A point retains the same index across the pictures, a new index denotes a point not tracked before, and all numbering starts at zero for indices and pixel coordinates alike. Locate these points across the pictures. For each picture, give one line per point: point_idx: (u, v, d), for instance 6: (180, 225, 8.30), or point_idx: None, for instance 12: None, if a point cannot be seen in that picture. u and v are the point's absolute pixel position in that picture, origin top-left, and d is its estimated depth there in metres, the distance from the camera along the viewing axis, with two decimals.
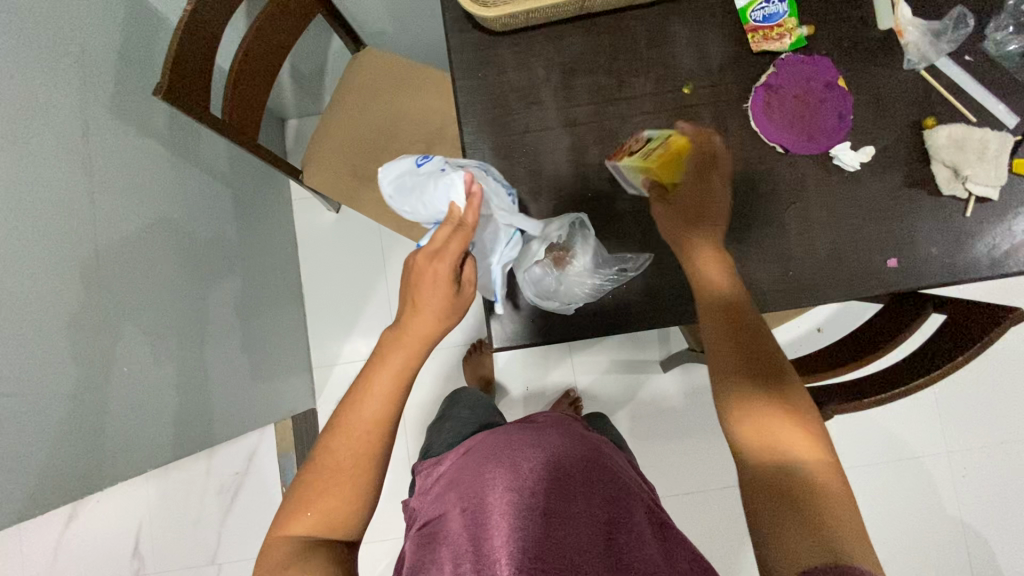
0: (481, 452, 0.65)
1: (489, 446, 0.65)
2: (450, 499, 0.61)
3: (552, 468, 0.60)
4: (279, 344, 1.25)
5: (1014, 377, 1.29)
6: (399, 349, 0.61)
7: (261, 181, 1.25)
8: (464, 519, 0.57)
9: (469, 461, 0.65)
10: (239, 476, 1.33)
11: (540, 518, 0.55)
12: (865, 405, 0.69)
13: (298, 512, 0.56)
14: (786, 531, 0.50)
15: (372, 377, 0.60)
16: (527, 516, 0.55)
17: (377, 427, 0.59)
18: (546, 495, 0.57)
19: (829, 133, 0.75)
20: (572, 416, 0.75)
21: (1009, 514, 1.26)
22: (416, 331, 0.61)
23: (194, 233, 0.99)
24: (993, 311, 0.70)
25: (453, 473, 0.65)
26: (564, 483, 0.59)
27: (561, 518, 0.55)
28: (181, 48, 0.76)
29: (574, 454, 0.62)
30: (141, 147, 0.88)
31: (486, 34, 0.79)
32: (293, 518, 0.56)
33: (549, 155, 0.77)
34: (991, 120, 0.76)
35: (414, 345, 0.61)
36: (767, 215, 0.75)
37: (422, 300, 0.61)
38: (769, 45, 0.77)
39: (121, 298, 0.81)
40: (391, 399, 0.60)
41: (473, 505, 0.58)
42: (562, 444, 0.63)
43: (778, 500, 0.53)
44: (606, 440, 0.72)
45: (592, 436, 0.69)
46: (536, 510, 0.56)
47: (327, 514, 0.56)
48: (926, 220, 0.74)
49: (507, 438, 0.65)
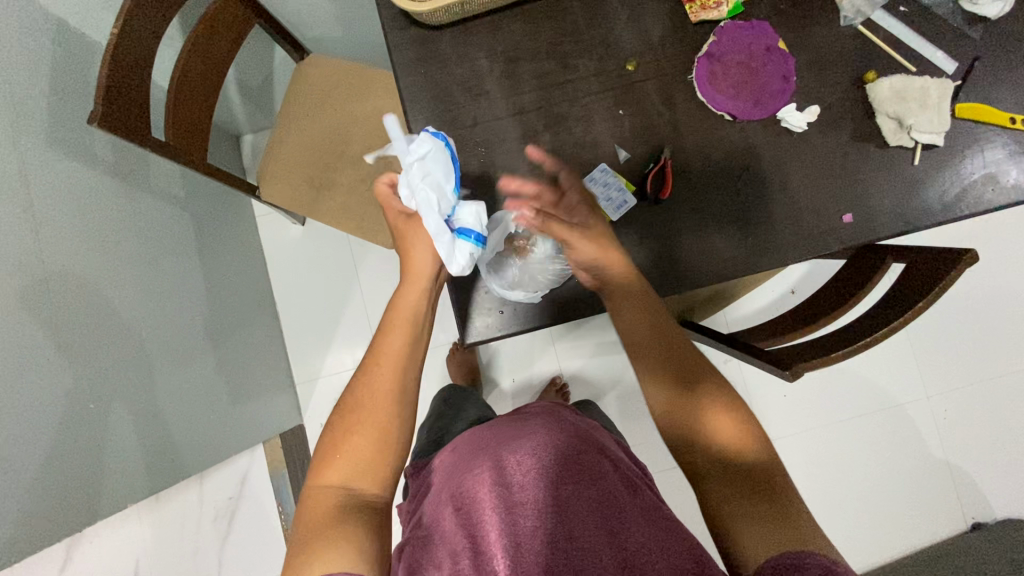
0: (471, 446, 0.66)
1: (482, 440, 0.66)
2: (444, 498, 0.62)
3: (541, 457, 0.59)
4: (258, 363, 1.23)
5: (982, 315, 1.33)
6: (410, 289, 0.70)
7: (219, 201, 1.22)
8: (457, 517, 0.58)
9: (461, 456, 0.66)
10: (233, 501, 1.32)
11: (530, 509, 0.55)
12: (830, 360, 0.71)
13: (330, 464, 0.60)
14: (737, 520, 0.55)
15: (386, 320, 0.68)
16: (517, 510, 0.55)
17: (396, 359, 0.65)
18: (535, 485, 0.57)
19: (774, 96, 0.76)
20: (562, 405, 0.78)
21: (989, 450, 1.30)
22: (418, 269, 0.70)
23: (152, 261, 0.97)
24: (946, 255, 0.72)
25: (447, 472, 0.66)
26: (553, 469, 0.58)
27: (550, 506, 0.55)
28: (113, 73, 0.74)
29: (562, 439, 0.62)
30: (84, 179, 0.86)
31: (425, 30, 0.78)
32: (328, 470, 0.60)
33: (501, 146, 0.77)
34: (931, 67, 0.77)
35: (418, 282, 0.70)
36: (722, 186, 0.76)
37: (414, 249, 0.70)
38: (707, 14, 0.77)
39: (74, 332, 0.79)
40: (406, 330, 0.67)
41: (464, 502, 0.58)
42: (550, 430, 0.63)
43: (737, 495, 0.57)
44: (595, 425, 0.74)
45: (579, 420, 0.70)
46: (525, 504, 0.56)
47: (354, 458, 0.60)
48: (876, 171, 0.75)
49: (498, 432, 0.66)
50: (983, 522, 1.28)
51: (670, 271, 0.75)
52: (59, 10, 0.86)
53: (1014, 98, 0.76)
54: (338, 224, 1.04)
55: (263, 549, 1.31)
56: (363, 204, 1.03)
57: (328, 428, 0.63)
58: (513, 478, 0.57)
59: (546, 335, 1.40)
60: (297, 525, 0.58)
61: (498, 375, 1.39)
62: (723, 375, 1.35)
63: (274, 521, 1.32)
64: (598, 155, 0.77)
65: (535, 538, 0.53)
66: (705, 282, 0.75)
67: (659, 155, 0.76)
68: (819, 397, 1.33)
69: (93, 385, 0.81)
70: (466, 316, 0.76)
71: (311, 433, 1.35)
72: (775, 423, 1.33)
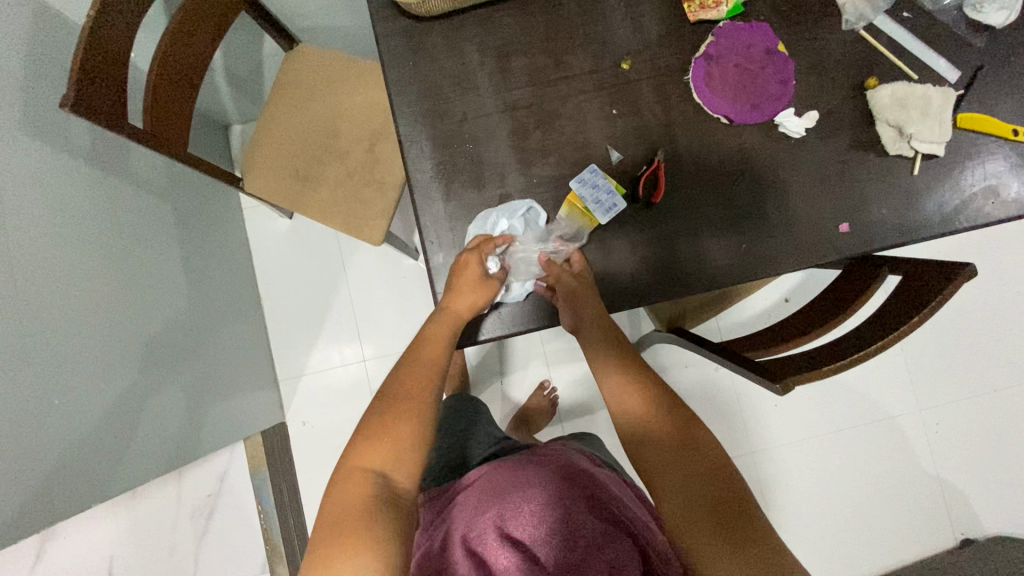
0: (481, 488, 0.63)
1: (490, 484, 0.62)
2: (450, 539, 0.58)
3: (559, 513, 0.56)
4: (238, 359, 1.20)
5: (977, 329, 1.31)
6: (444, 320, 0.70)
7: (204, 192, 1.19)
8: (468, 565, 0.54)
9: (468, 499, 0.62)
10: (212, 498, 1.29)
11: (546, 568, 0.52)
12: (821, 374, 0.69)
13: (367, 450, 0.58)
14: (706, 546, 0.53)
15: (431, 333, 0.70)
16: (530, 564, 0.52)
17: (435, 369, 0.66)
18: (549, 542, 0.54)
19: (772, 100, 0.74)
20: (571, 448, 0.75)
21: (980, 465, 1.28)
22: (455, 308, 0.70)
23: (128, 251, 0.94)
24: (945, 269, 0.70)
25: (452, 512, 0.63)
26: (567, 521, 0.55)
27: (566, 568, 0.52)
28: (89, 55, 0.71)
29: (582, 499, 0.59)
30: (59, 164, 0.83)
31: (415, 21, 0.75)
32: (364, 457, 0.58)
33: (490, 143, 0.74)
34: (933, 75, 0.76)
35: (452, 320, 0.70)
36: (715, 190, 0.74)
37: (457, 284, 0.71)
38: (705, 14, 0.74)
39: (47, 322, 0.76)
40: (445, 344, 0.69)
41: (475, 550, 0.55)
42: (571, 487, 0.60)
43: (708, 517, 0.54)
44: (608, 473, 0.71)
45: (594, 470, 0.67)
46: (537, 562, 0.52)
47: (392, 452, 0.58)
48: (874, 181, 0.73)
49: (509, 476, 0.62)
50: (973, 537, 1.26)
51: (662, 278, 0.73)
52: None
53: (1016, 109, 0.74)
54: (323, 218, 1.01)
55: (242, 549, 1.28)
56: (350, 200, 1.01)
57: (362, 426, 0.61)
58: (525, 532, 0.55)
59: (537, 337, 1.37)
60: (324, 507, 0.55)
61: (487, 378, 1.37)
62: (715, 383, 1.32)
63: (253, 521, 1.29)
64: (590, 155, 0.74)
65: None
66: (697, 289, 0.73)
67: (652, 157, 0.74)
68: (810, 408, 1.31)
69: (64, 378, 0.78)
70: None
71: (293, 431, 1.32)
72: (766, 432, 1.31)
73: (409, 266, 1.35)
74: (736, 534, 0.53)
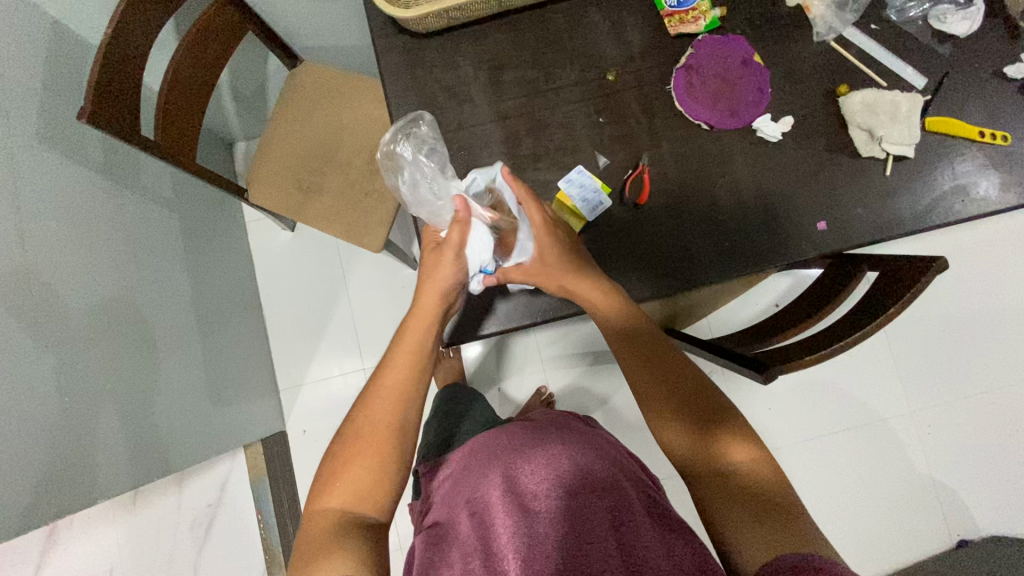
0: (483, 452, 0.65)
1: (493, 445, 0.65)
2: (457, 500, 0.61)
3: (556, 466, 0.58)
4: (241, 367, 1.22)
5: (963, 330, 1.34)
6: (413, 323, 0.70)
7: (209, 204, 1.23)
8: (471, 521, 0.56)
9: (472, 462, 0.65)
10: (212, 508, 1.30)
11: (544, 518, 0.54)
12: (804, 364, 0.72)
13: (330, 488, 0.61)
14: (746, 536, 0.55)
15: (398, 343, 0.69)
16: (528, 514, 0.54)
17: (400, 391, 0.66)
18: (549, 494, 0.56)
19: (749, 107, 0.78)
20: (572, 416, 0.78)
21: (975, 467, 1.30)
22: (423, 306, 0.70)
23: (138, 261, 0.98)
24: (920, 262, 0.73)
25: (457, 476, 0.66)
26: (570, 480, 0.57)
27: (564, 517, 0.54)
28: (105, 71, 0.76)
29: (574, 453, 0.61)
30: (72, 175, 0.87)
31: (412, 38, 0.80)
32: (326, 495, 0.60)
33: (484, 150, 0.78)
34: (901, 82, 0.80)
35: (424, 320, 0.70)
36: (698, 192, 0.77)
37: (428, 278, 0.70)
38: (685, 28, 0.80)
39: (58, 325, 0.80)
40: (410, 362, 0.68)
41: (478, 506, 0.57)
42: (566, 443, 0.62)
43: (746, 514, 0.56)
44: (605, 437, 0.74)
45: (589, 433, 0.71)
46: (534, 513, 0.55)
47: (355, 485, 0.61)
48: (850, 181, 0.77)
49: (510, 438, 0.65)
50: (969, 539, 1.27)
51: (650, 275, 0.76)
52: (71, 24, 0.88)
53: (981, 113, 0.79)
54: (325, 226, 1.05)
55: (241, 559, 1.28)
56: (350, 208, 1.04)
57: (330, 458, 0.63)
58: (525, 488, 0.57)
59: (534, 344, 1.40)
60: (297, 543, 0.58)
61: (485, 384, 1.39)
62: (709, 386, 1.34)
63: (252, 531, 1.30)
64: (578, 160, 0.78)
65: (549, 545, 0.52)
66: (684, 285, 0.76)
67: (638, 162, 0.78)
68: (802, 410, 1.33)
69: (72, 378, 0.80)
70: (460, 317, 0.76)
71: (293, 439, 1.34)
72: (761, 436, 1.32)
73: (408, 276, 1.38)
74: (779, 526, 0.54)
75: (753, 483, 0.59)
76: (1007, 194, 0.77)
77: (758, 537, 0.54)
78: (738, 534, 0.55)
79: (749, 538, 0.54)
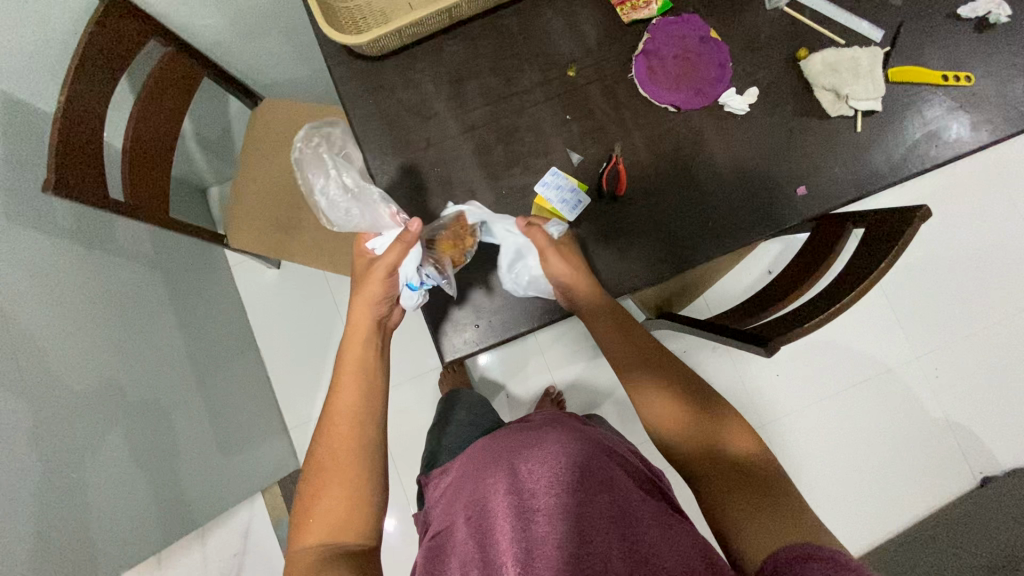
0: (481, 459, 0.64)
1: (492, 450, 0.64)
2: (457, 510, 0.60)
3: (552, 465, 0.57)
4: (246, 411, 1.21)
5: (956, 271, 1.35)
6: (352, 346, 0.69)
7: (190, 254, 1.22)
8: (471, 531, 0.56)
9: (472, 469, 0.64)
10: (238, 557, 1.29)
11: (543, 516, 0.53)
12: (806, 331, 0.71)
13: (305, 528, 0.61)
14: (754, 526, 0.54)
15: (342, 366, 0.69)
16: (528, 516, 0.54)
17: (355, 414, 0.66)
18: (547, 491, 0.55)
19: (713, 84, 0.78)
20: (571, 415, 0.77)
21: (986, 403, 1.30)
22: (358, 323, 0.70)
23: (125, 324, 0.97)
24: (904, 214, 0.73)
25: (457, 485, 0.65)
26: (566, 477, 0.56)
27: (561, 514, 0.53)
28: (66, 139, 0.75)
29: (567, 448, 0.60)
30: (48, 248, 0.86)
31: (367, 62, 0.80)
32: (303, 535, 0.61)
33: (456, 163, 0.78)
34: (859, 38, 0.80)
35: (361, 336, 0.70)
36: (675, 173, 0.77)
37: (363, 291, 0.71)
38: (638, 14, 0.80)
39: (54, 400, 0.79)
40: (357, 384, 0.67)
41: (480, 515, 0.56)
42: (559, 440, 0.61)
43: (753, 504, 0.56)
44: (604, 432, 0.73)
45: (585, 428, 0.70)
46: (534, 513, 0.54)
47: (331, 519, 0.61)
48: (822, 142, 0.77)
49: (509, 442, 0.64)
50: (991, 475, 1.28)
51: (638, 263, 0.76)
52: (26, 95, 0.87)
53: (942, 56, 0.79)
54: (310, 260, 1.05)
55: None
56: (334, 238, 1.04)
57: (302, 495, 0.63)
58: (525, 489, 0.56)
59: (536, 343, 1.40)
60: None
61: (492, 391, 1.38)
62: (714, 362, 1.34)
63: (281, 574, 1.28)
64: (551, 160, 0.78)
65: (549, 543, 0.51)
66: (673, 268, 0.76)
67: (610, 154, 0.78)
68: (809, 372, 1.34)
69: (75, 451, 0.80)
70: (456, 332, 0.75)
71: None
72: (772, 404, 1.32)
73: None
74: (783, 513, 0.55)
75: (752, 470, 0.61)
76: (979, 132, 0.77)
77: (767, 525, 0.54)
78: (745, 523, 0.55)
79: (755, 525, 0.55)
